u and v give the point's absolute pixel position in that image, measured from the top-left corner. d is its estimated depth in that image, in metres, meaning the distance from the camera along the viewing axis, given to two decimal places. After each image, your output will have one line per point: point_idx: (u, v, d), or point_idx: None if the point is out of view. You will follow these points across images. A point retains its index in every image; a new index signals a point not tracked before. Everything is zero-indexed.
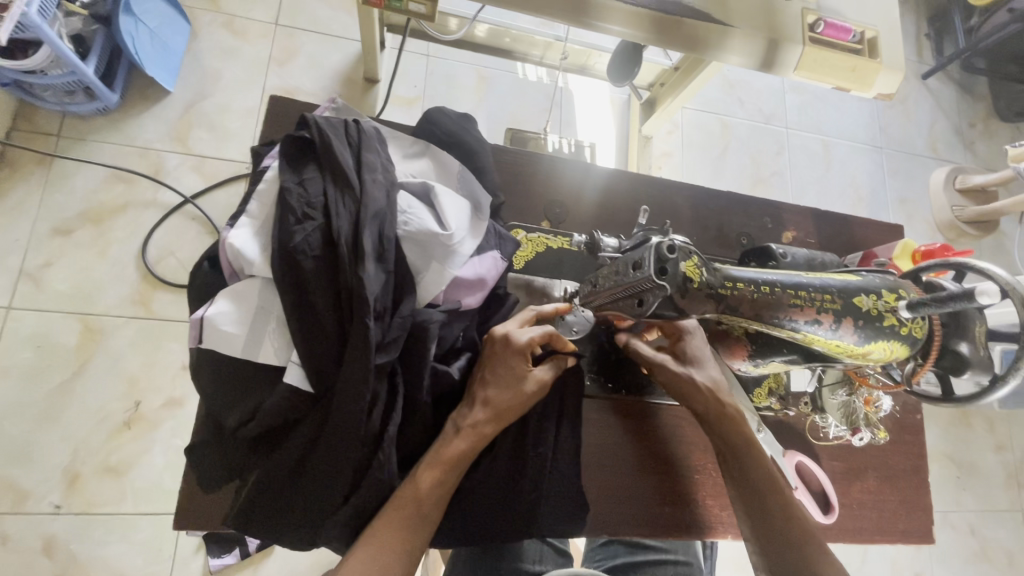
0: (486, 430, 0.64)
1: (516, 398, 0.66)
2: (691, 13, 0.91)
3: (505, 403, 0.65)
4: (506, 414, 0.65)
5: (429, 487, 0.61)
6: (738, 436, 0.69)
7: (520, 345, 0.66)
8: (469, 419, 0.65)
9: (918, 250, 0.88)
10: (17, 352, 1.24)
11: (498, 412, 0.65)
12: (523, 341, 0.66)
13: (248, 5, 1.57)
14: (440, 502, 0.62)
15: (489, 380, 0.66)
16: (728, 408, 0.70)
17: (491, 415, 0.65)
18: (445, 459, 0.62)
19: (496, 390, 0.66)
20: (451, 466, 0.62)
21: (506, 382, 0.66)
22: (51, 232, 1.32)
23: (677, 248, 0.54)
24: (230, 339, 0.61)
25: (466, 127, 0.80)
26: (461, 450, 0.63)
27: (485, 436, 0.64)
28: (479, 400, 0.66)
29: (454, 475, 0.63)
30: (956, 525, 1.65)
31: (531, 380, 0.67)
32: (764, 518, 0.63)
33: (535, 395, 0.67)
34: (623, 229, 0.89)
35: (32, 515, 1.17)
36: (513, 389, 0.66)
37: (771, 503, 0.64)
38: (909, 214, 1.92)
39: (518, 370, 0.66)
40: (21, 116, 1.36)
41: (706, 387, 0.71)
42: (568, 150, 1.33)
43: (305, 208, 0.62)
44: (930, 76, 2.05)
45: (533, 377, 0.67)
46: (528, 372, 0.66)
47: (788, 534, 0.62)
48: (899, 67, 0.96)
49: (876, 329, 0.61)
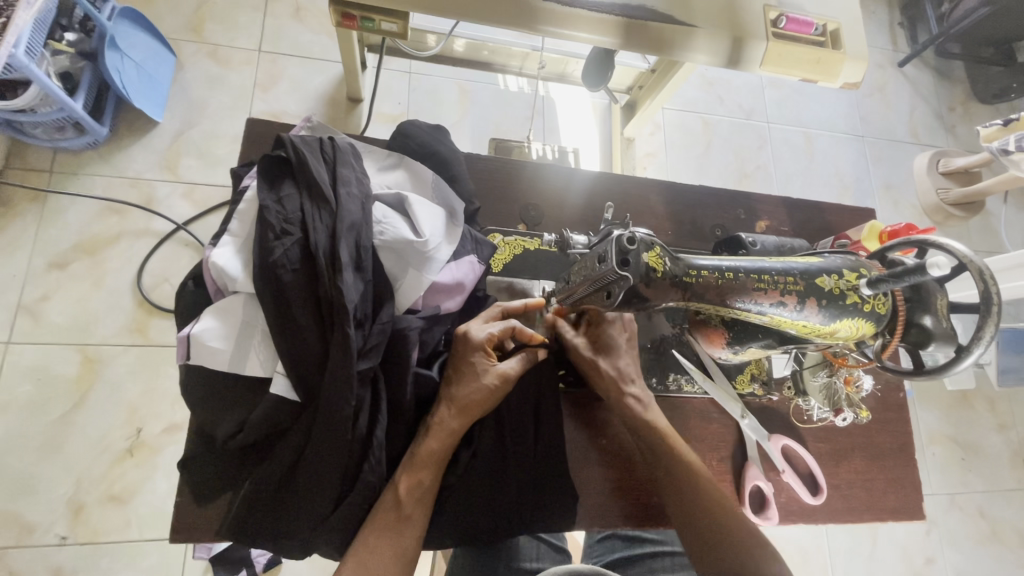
0: (453, 425, 0.66)
1: (480, 395, 0.67)
2: (655, 16, 0.94)
3: (469, 398, 0.67)
4: (470, 410, 0.67)
5: (407, 487, 0.63)
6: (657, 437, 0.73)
7: (479, 342, 0.68)
8: (438, 417, 0.67)
9: (885, 230, 0.87)
10: (17, 386, 1.26)
11: (462, 408, 0.66)
12: (482, 338, 0.68)
13: (231, 34, 1.61)
14: (423, 503, 0.64)
15: (451, 377, 0.69)
16: (628, 400, 0.75)
17: (456, 411, 0.66)
18: (419, 460, 0.64)
19: (459, 387, 0.67)
20: (425, 463, 0.64)
21: (460, 376, 0.68)
22: (47, 266, 1.34)
23: (637, 239, 0.55)
24: (217, 355, 0.63)
25: (439, 138, 0.82)
26: (433, 448, 0.65)
27: (453, 431, 0.66)
28: (445, 399, 0.67)
29: (430, 473, 0.64)
30: (964, 507, 1.65)
31: (491, 374, 0.68)
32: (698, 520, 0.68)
33: (501, 390, 0.68)
34: (596, 229, 0.91)
35: (39, 548, 1.19)
36: (475, 386, 0.67)
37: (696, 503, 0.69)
38: (894, 200, 1.94)
39: (479, 366, 0.68)
40: (14, 154, 1.39)
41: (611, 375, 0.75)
42: (552, 156, 1.37)
43: (282, 224, 0.64)
44: (905, 64, 2.09)
45: (493, 371, 0.68)
46: (489, 367, 0.68)
47: (717, 540, 0.67)
48: (862, 57, 1.00)
49: (840, 308, 0.62)
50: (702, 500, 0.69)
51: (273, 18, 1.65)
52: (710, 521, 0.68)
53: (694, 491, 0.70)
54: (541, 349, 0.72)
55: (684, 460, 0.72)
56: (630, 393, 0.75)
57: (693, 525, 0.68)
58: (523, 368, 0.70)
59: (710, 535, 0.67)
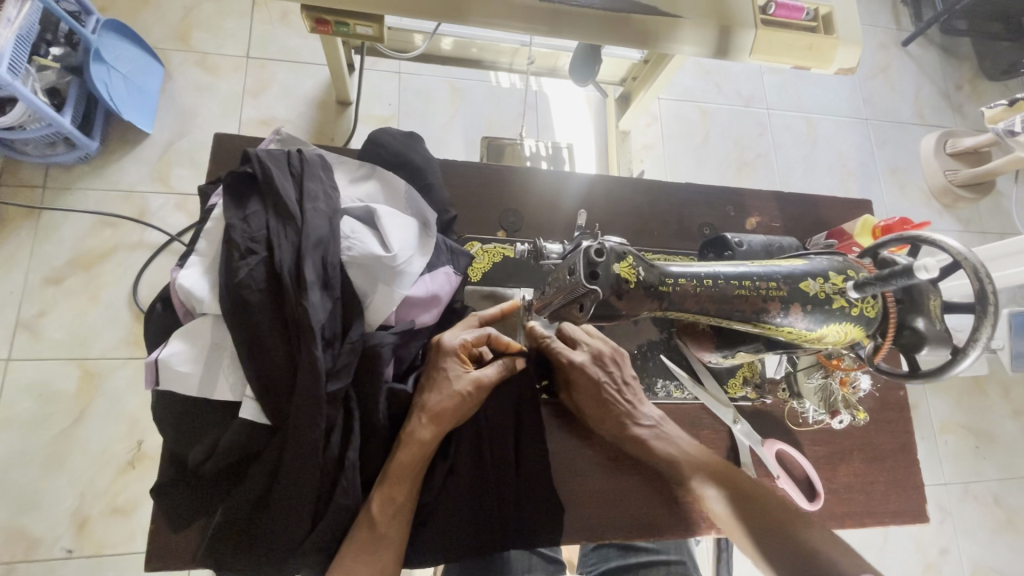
0: (424, 436, 0.64)
1: (454, 402, 0.65)
2: (641, 8, 0.90)
3: (442, 406, 0.65)
4: (442, 418, 0.65)
5: (380, 505, 0.61)
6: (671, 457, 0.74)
7: (453, 349, 0.67)
8: (410, 428, 0.65)
9: (878, 225, 0.84)
10: (19, 402, 1.27)
11: (434, 416, 0.64)
12: (455, 344, 0.68)
13: (218, 41, 1.59)
14: (400, 519, 0.62)
15: (424, 388, 0.67)
16: (636, 434, 0.75)
17: (429, 420, 0.64)
18: (393, 476, 0.62)
19: (432, 394, 0.66)
20: (400, 478, 0.63)
21: (434, 388, 0.66)
22: (44, 281, 1.35)
23: (605, 250, 0.53)
24: (185, 379, 0.62)
25: (413, 146, 0.80)
26: (405, 462, 0.63)
27: (425, 444, 0.64)
28: (418, 407, 0.66)
29: (404, 490, 0.63)
30: (979, 496, 1.61)
31: (466, 380, 0.66)
32: (751, 518, 0.69)
33: (478, 397, 0.66)
34: (570, 236, 0.88)
35: (46, 561, 1.19)
36: (446, 393, 0.65)
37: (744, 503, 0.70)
38: (901, 184, 1.89)
39: (452, 372, 0.66)
40: (7, 171, 1.39)
41: (602, 417, 0.75)
42: (545, 152, 1.31)
43: (248, 242, 0.62)
44: (909, 42, 2.02)
45: (467, 377, 0.66)
46: (463, 374, 0.67)
47: (770, 532, 0.67)
48: (857, 42, 0.95)
49: (826, 313, 0.60)
50: (744, 501, 0.70)
51: (260, 22, 1.63)
52: (760, 517, 0.69)
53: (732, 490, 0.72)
54: (520, 358, 0.70)
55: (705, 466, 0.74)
56: (636, 432, 0.75)
57: (748, 522, 0.69)
58: (500, 375, 0.68)
59: (769, 533, 0.67)
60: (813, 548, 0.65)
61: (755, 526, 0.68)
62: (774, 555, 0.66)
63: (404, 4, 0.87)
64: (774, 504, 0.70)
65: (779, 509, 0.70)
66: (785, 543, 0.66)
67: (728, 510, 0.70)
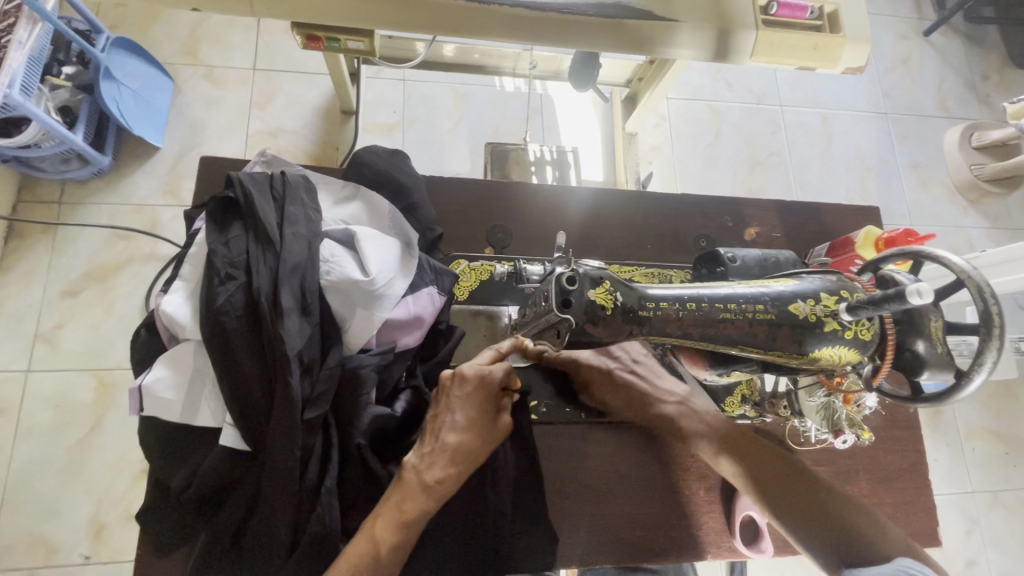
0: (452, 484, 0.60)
1: (485, 448, 0.62)
2: (631, 13, 0.80)
3: (475, 454, 0.61)
4: (470, 466, 0.61)
5: (390, 549, 0.56)
6: (708, 431, 0.72)
7: (494, 391, 0.63)
8: (432, 475, 0.59)
9: (883, 237, 0.79)
10: (38, 413, 1.30)
11: (466, 463, 0.61)
12: (491, 381, 0.63)
13: (225, 54, 1.61)
14: (401, 557, 0.57)
15: (459, 424, 0.61)
16: (664, 411, 0.75)
17: (456, 466, 0.60)
18: (403, 518, 0.57)
19: (468, 440, 0.61)
20: (412, 523, 0.58)
21: (477, 428, 0.62)
22: (61, 294, 1.38)
23: (578, 278, 0.53)
24: (168, 406, 0.62)
25: (398, 164, 0.79)
26: (424, 507, 0.58)
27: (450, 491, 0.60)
28: (444, 451, 0.60)
29: (413, 532, 0.58)
30: (1010, 505, 1.53)
31: (501, 426, 0.64)
32: (793, 494, 0.65)
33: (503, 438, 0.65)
34: (550, 253, 0.85)
35: (64, 567, 1.22)
36: (485, 440, 0.62)
37: (791, 480, 0.67)
38: (923, 179, 1.82)
39: (490, 418, 0.63)
40: (25, 187, 1.42)
41: (634, 401, 0.76)
42: (550, 157, 1.23)
43: (228, 268, 0.62)
44: (931, 32, 1.94)
45: (504, 423, 0.64)
46: (499, 421, 0.63)
47: (814, 507, 0.64)
48: (866, 39, 0.85)
49: (817, 336, 0.58)
50: (791, 476, 0.67)
51: (266, 35, 1.65)
52: (805, 494, 0.65)
53: (783, 464, 0.68)
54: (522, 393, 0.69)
55: (745, 442, 0.71)
56: (664, 409, 0.75)
57: (795, 501, 0.65)
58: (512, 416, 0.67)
59: (816, 510, 0.64)
60: (857, 527, 0.62)
61: (799, 503, 0.65)
62: (820, 539, 0.62)
63: (396, 19, 0.77)
64: (817, 481, 0.67)
65: (822, 486, 0.66)
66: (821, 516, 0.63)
67: (771, 486, 0.67)
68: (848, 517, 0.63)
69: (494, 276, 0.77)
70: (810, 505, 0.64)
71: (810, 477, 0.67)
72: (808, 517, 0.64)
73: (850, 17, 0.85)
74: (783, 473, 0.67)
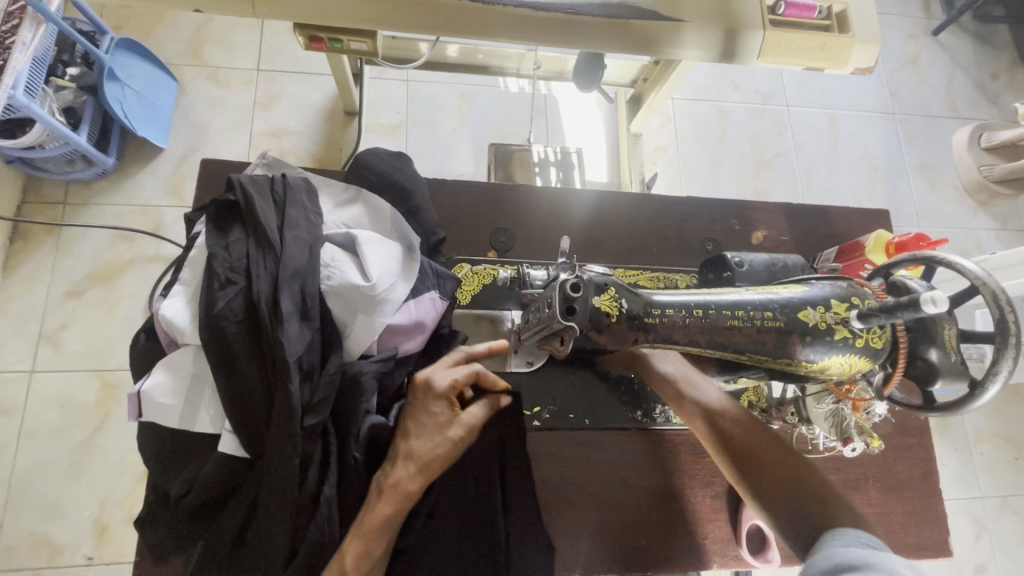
0: (410, 487, 0.59)
1: (442, 447, 0.61)
2: (637, 12, 0.78)
3: (429, 455, 0.60)
4: (432, 467, 0.60)
5: (354, 560, 0.56)
6: (702, 410, 0.68)
7: (442, 390, 0.63)
8: (394, 477, 0.59)
9: (893, 241, 0.78)
10: (42, 413, 1.30)
11: (421, 463, 0.60)
12: (444, 385, 0.63)
13: (229, 55, 1.61)
14: (371, 567, 0.57)
15: (414, 428, 0.62)
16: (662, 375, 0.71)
17: (416, 469, 0.60)
18: (367, 529, 0.57)
19: (418, 440, 0.61)
20: (376, 534, 0.57)
21: (428, 430, 0.62)
22: (64, 295, 1.38)
23: (582, 285, 0.52)
24: (168, 411, 0.62)
25: (400, 167, 0.78)
26: (387, 514, 0.58)
27: (410, 494, 0.59)
28: (402, 454, 0.61)
29: (380, 543, 0.57)
30: (1021, 511, 1.51)
31: (457, 424, 0.62)
32: (780, 489, 0.61)
33: (469, 440, 0.63)
34: (553, 256, 0.84)
35: (67, 569, 1.22)
36: (436, 440, 0.61)
37: (786, 473, 0.61)
38: (932, 181, 1.79)
39: (440, 416, 0.62)
40: (29, 188, 1.42)
41: (643, 362, 0.73)
42: (554, 158, 1.22)
43: (227, 272, 0.62)
44: (940, 31, 1.92)
45: (458, 422, 0.62)
46: (453, 418, 0.62)
47: (804, 502, 0.59)
48: (876, 39, 0.83)
49: (827, 344, 0.57)
50: (786, 468, 0.62)
51: (270, 35, 1.64)
52: (796, 487, 0.60)
53: (777, 457, 0.63)
54: (504, 394, 0.66)
55: (744, 430, 0.65)
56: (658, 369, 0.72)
57: (783, 495, 0.60)
58: (487, 416, 0.64)
59: (802, 501, 0.59)
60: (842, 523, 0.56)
61: (784, 495, 0.60)
62: (793, 531, 0.58)
63: (398, 19, 0.76)
64: (813, 474, 0.61)
65: (817, 479, 0.61)
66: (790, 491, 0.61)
67: (759, 481, 0.62)
68: (817, 493, 0.59)
69: (497, 281, 0.76)
70: (801, 499, 0.59)
71: (806, 471, 0.62)
72: (793, 512, 0.59)
73: (861, 17, 0.84)
74: (777, 466, 0.62)
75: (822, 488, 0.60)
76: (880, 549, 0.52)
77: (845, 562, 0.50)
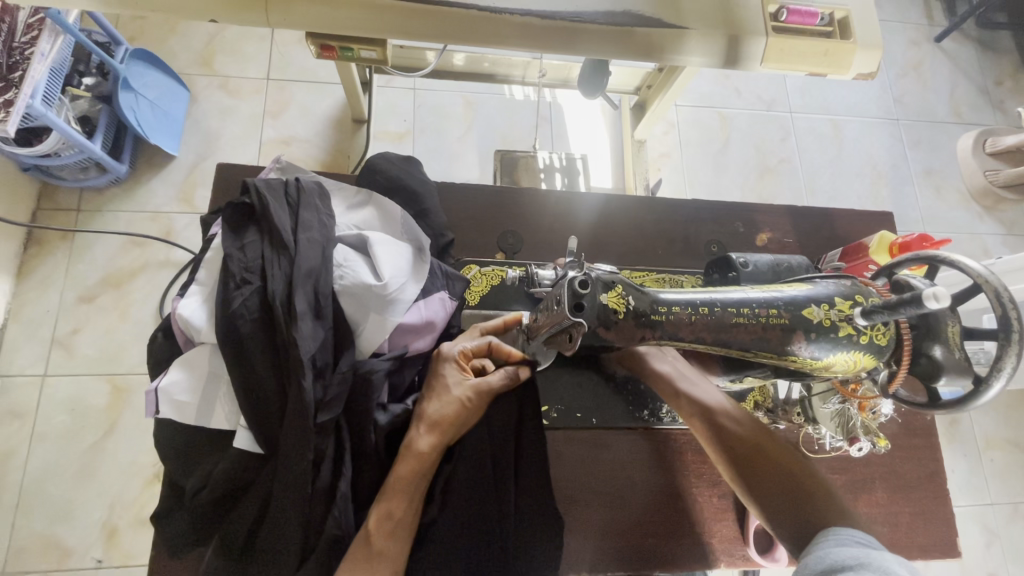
0: (422, 447, 0.61)
1: (453, 409, 0.63)
2: (642, 20, 0.80)
3: (441, 414, 0.63)
4: (442, 427, 0.62)
5: (378, 520, 0.58)
6: (705, 414, 0.69)
7: (452, 355, 0.66)
8: (409, 439, 0.63)
9: (896, 242, 0.79)
10: (54, 417, 1.32)
11: (432, 423, 0.63)
12: (454, 352, 0.66)
13: (240, 64, 1.65)
14: (395, 537, 0.58)
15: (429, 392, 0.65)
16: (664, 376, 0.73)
17: (427, 428, 0.62)
18: (394, 489, 0.60)
19: (429, 402, 0.64)
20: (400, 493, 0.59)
21: (438, 393, 0.64)
22: (77, 300, 1.40)
23: (589, 282, 0.53)
24: (184, 408, 0.63)
25: (410, 171, 0.80)
26: (405, 474, 0.60)
27: (423, 455, 0.61)
28: (418, 417, 0.64)
29: (402, 506, 0.59)
30: None
31: (466, 385, 0.64)
32: (779, 490, 0.63)
33: (479, 403, 0.64)
34: (560, 258, 0.86)
35: (77, 571, 1.23)
36: (447, 400, 0.63)
37: (788, 476, 0.64)
38: (936, 186, 1.80)
39: (450, 379, 0.64)
40: (44, 195, 1.45)
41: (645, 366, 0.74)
42: (559, 165, 1.24)
43: (243, 272, 0.63)
44: (943, 38, 1.93)
45: (466, 383, 0.64)
46: (463, 380, 0.64)
47: (798, 500, 0.62)
48: (877, 45, 0.85)
49: (832, 341, 0.57)
50: (788, 468, 0.64)
51: (280, 45, 1.68)
52: (795, 484, 0.63)
53: (775, 459, 0.65)
54: (520, 362, 0.66)
55: (744, 433, 0.67)
56: (659, 368, 0.73)
57: (780, 495, 0.62)
58: (502, 383, 0.65)
59: (798, 499, 0.62)
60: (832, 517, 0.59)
61: (778, 493, 0.63)
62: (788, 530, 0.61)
63: (407, 27, 0.78)
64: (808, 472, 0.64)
65: (813, 475, 0.64)
66: (783, 485, 0.63)
67: (758, 483, 0.64)
68: (812, 492, 0.62)
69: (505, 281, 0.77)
70: (798, 497, 0.62)
71: (804, 469, 0.65)
72: (788, 515, 0.61)
73: (862, 23, 0.85)
74: (777, 470, 0.64)
75: (817, 487, 0.62)
76: (870, 546, 0.54)
77: (838, 562, 0.52)
